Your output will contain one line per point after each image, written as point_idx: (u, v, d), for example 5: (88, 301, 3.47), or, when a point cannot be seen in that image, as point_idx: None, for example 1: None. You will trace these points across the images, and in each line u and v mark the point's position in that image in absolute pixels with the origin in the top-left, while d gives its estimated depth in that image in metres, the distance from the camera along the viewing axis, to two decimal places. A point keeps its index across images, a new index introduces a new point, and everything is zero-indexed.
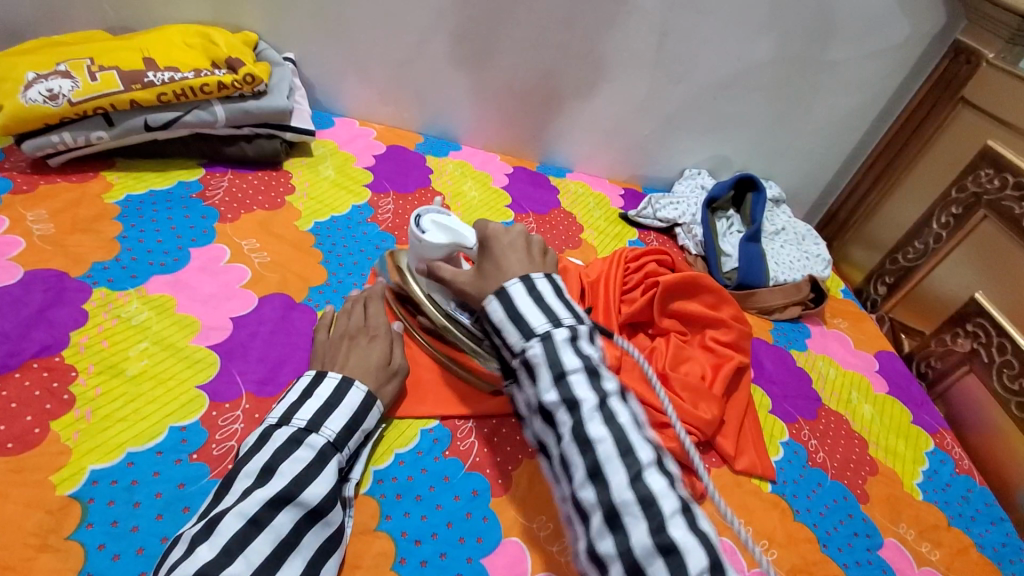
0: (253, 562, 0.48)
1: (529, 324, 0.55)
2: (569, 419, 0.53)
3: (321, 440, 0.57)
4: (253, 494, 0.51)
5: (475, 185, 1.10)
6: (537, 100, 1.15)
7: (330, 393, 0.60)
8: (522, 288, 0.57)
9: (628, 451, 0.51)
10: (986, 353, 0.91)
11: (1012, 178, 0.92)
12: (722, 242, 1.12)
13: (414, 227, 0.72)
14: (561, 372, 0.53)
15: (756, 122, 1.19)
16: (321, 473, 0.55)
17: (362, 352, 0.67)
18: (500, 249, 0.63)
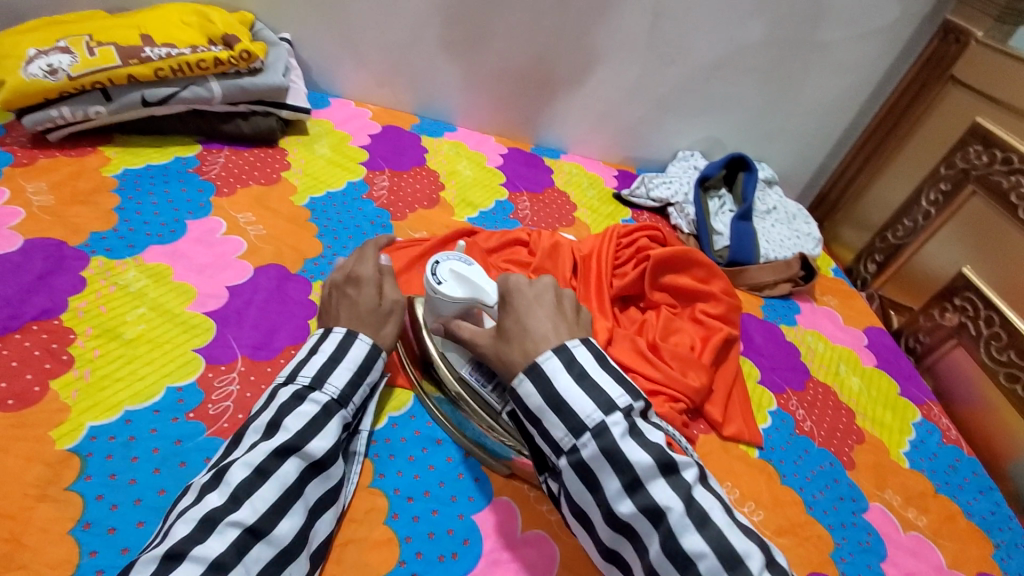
0: (258, 509, 0.49)
1: (579, 417, 0.52)
2: (655, 531, 0.49)
3: (324, 396, 0.57)
4: (258, 446, 0.52)
5: (469, 165, 1.11)
6: (531, 81, 1.16)
7: (334, 348, 0.60)
8: (559, 365, 0.54)
9: (733, 562, 0.46)
10: (974, 326, 0.92)
11: (1001, 154, 0.93)
12: (714, 221, 1.13)
13: (429, 275, 0.63)
14: (634, 478, 0.49)
15: (748, 103, 1.20)
16: (325, 427, 0.55)
17: (354, 301, 0.65)
18: (527, 305, 0.59)
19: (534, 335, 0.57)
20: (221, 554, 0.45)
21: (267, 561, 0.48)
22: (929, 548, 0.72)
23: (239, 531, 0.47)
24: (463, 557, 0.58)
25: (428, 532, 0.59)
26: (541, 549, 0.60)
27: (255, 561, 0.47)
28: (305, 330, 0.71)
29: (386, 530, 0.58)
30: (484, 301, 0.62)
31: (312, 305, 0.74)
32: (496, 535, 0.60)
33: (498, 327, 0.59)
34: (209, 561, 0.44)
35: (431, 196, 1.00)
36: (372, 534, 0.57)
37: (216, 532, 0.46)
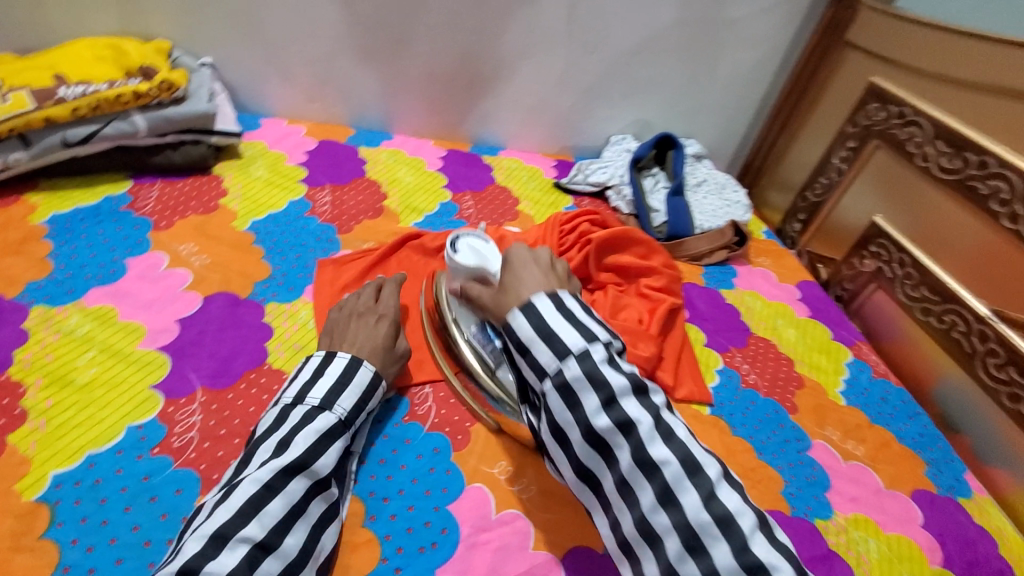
0: (266, 524, 0.51)
1: (565, 343, 0.56)
2: (627, 442, 0.53)
3: (333, 417, 0.60)
4: (268, 463, 0.54)
5: (409, 171, 1.13)
6: (460, 82, 1.18)
7: (341, 372, 0.63)
8: (550, 305, 0.59)
9: (694, 469, 0.51)
10: (889, 269, 0.99)
11: (896, 109, 1.01)
12: (650, 199, 1.18)
13: (450, 246, 0.79)
14: (611, 395, 0.54)
15: (669, 83, 1.26)
16: (331, 446, 0.58)
17: (367, 328, 0.71)
18: (523, 265, 0.67)
19: (526, 285, 0.64)
20: (234, 568, 0.47)
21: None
22: (868, 474, 0.79)
23: (249, 546, 0.49)
24: (443, 545, 0.60)
25: (407, 527, 0.61)
26: (516, 526, 0.63)
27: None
28: (263, 352, 0.72)
29: (366, 532, 0.60)
30: (489, 270, 0.76)
31: (266, 327, 0.75)
32: (473, 520, 0.63)
33: (499, 284, 0.66)
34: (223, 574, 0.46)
35: (374, 206, 1.02)
36: (353, 538, 0.59)
37: (227, 547, 0.48)
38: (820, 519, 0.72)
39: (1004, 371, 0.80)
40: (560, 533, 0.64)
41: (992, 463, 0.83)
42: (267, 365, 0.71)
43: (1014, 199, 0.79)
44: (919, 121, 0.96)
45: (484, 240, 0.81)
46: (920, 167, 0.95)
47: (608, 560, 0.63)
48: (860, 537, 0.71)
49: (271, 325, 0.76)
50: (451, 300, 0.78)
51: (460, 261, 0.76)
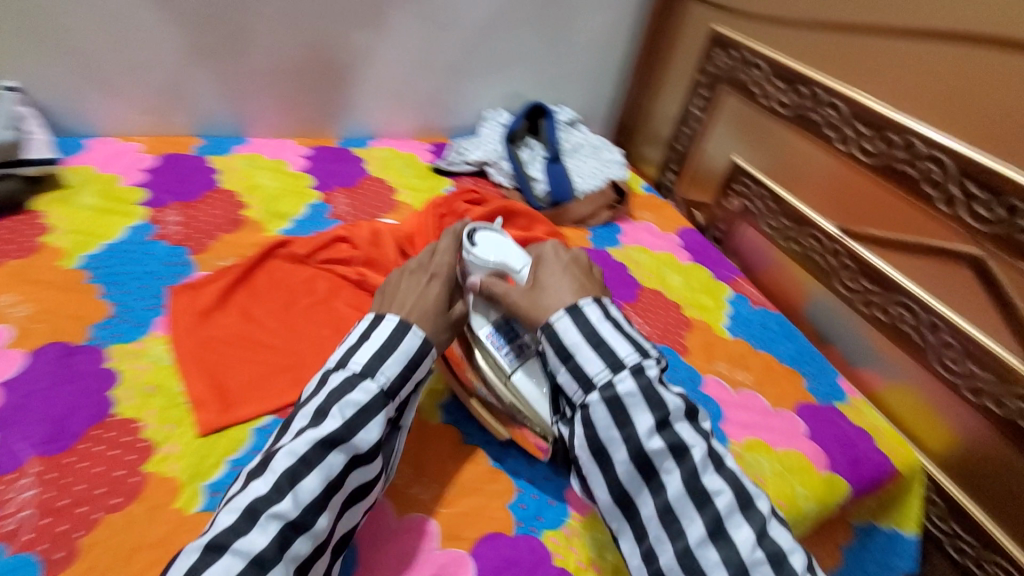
0: (300, 501, 0.51)
1: (617, 355, 0.59)
2: (679, 468, 0.56)
3: (374, 386, 0.58)
4: (305, 433, 0.54)
5: (270, 174, 1.05)
6: (314, 74, 1.12)
7: (386, 338, 0.61)
8: (598, 315, 0.62)
9: (746, 503, 0.55)
10: (752, 205, 1.05)
11: (738, 54, 1.06)
12: (529, 170, 1.17)
13: (466, 239, 0.74)
14: (666, 416, 0.57)
15: (531, 52, 1.26)
16: (371, 420, 0.56)
17: (418, 290, 0.68)
18: (561, 267, 0.69)
19: (563, 286, 0.66)
20: (265, 548, 0.47)
21: (305, 555, 0.50)
22: (755, 398, 0.84)
23: (281, 523, 0.49)
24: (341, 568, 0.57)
25: None
26: (418, 529, 0.60)
27: (295, 556, 0.49)
28: (107, 402, 0.64)
29: None
30: (512, 268, 0.72)
31: (109, 374, 0.67)
32: (371, 533, 0.59)
33: (534, 283, 0.68)
34: (251, 554, 0.47)
35: (233, 218, 0.93)
36: None
37: (259, 525, 0.49)
38: None
39: (857, 282, 0.87)
40: (466, 525, 0.61)
41: (861, 366, 0.90)
42: (114, 416, 0.63)
43: (843, 122, 0.86)
44: (757, 62, 1.01)
45: (498, 230, 0.75)
46: (764, 105, 1.01)
47: (518, 541, 0.61)
48: (755, 460, 0.75)
49: (115, 370, 0.67)
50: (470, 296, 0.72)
51: (479, 256, 0.72)
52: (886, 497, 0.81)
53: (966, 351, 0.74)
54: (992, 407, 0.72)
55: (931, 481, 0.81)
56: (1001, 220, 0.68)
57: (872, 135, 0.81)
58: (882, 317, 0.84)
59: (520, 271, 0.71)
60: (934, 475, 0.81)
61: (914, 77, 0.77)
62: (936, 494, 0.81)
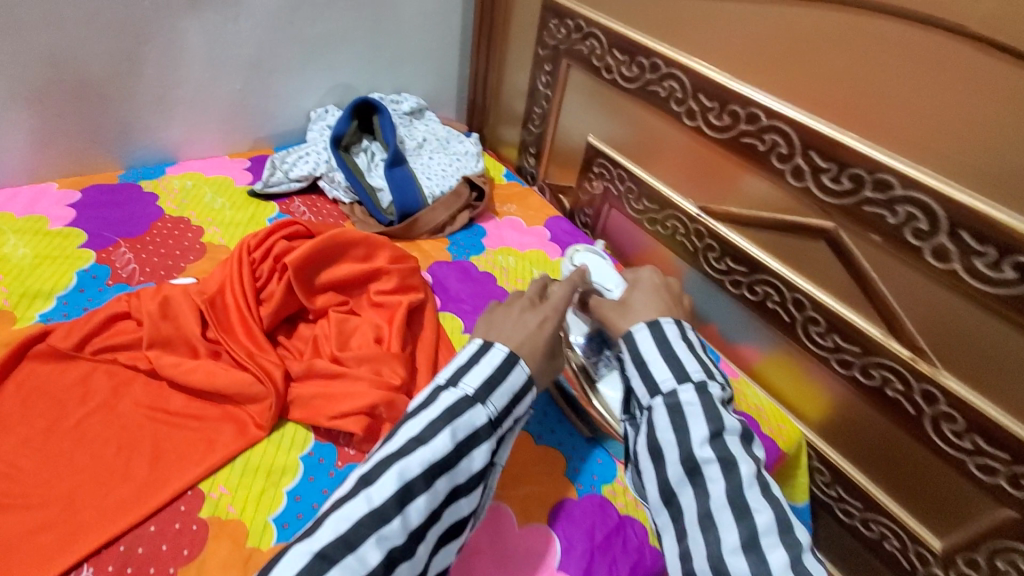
0: (407, 526, 0.46)
1: (685, 367, 0.52)
2: (726, 479, 0.48)
3: (485, 413, 0.53)
4: (417, 452, 0.48)
5: (22, 240, 0.81)
6: (67, 93, 0.89)
7: (501, 360, 0.55)
8: (676, 332, 0.55)
9: (787, 528, 0.46)
10: (614, 187, 0.98)
11: (572, 23, 0.96)
12: (370, 178, 1.02)
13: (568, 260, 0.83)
14: (721, 428, 0.50)
15: (350, 36, 1.08)
16: (478, 448, 0.52)
17: (531, 330, 0.59)
18: (654, 287, 0.62)
19: (655, 305, 0.60)
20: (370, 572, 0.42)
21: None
22: None
23: (384, 548, 0.44)
24: None
25: None
26: None
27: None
28: None
29: None
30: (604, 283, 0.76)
31: None
32: None
33: (624, 300, 0.62)
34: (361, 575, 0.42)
35: None
36: None
37: (365, 544, 0.43)
38: (606, 485, 0.68)
39: (723, 263, 0.83)
40: None
41: (737, 342, 0.87)
42: None
43: (687, 96, 0.79)
44: (593, 32, 0.91)
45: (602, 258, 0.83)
46: (608, 80, 0.91)
47: None
48: None
49: None
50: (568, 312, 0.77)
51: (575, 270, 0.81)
52: (774, 474, 0.81)
53: (831, 325, 0.72)
54: (860, 377, 0.71)
55: (813, 450, 0.81)
56: (848, 192, 0.65)
57: (717, 108, 0.75)
58: (751, 296, 0.81)
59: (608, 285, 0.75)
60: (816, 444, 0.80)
61: (747, 42, 0.71)
62: (821, 463, 0.81)
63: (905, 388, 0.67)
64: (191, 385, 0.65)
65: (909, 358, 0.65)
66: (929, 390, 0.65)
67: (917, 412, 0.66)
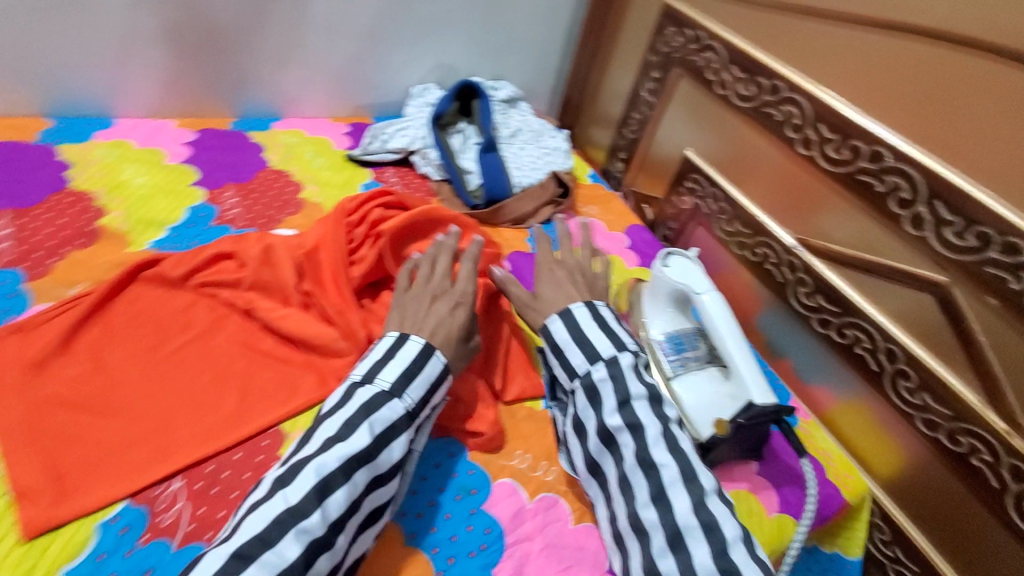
0: (327, 517, 0.48)
1: (596, 348, 0.64)
2: (634, 441, 0.59)
3: (401, 406, 0.57)
4: (335, 448, 0.51)
5: (139, 169, 0.86)
6: (196, 38, 0.94)
7: (415, 355, 0.59)
8: (585, 313, 0.68)
9: (689, 477, 0.56)
10: (705, 205, 0.96)
11: (691, 33, 0.94)
12: (460, 160, 1.03)
13: (659, 259, 0.79)
14: (625, 397, 0.61)
15: (462, 18, 1.10)
16: (396, 439, 0.55)
17: (444, 313, 0.64)
18: (549, 271, 0.74)
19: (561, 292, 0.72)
20: (293, 562, 0.45)
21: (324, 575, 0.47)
22: None
23: (308, 539, 0.47)
24: None
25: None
26: None
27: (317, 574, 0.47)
28: None
29: None
30: (694, 290, 0.74)
31: None
32: None
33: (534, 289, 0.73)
34: (281, 568, 0.45)
35: (86, 228, 0.75)
36: None
37: (287, 536, 0.46)
38: None
39: (813, 299, 0.80)
40: None
41: (812, 383, 0.84)
42: None
43: (806, 123, 0.76)
44: (713, 45, 0.90)
45: (692, 259, 0.78)
46: (720, 95, 0.90)
47: None
48: None
49: None
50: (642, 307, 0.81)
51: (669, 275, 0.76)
52: (829, 525, 0.77)
53: (924, 383, 0.69)
54: (945, 441, 0.68)
55: (877, 507, 0.77)
56: (972, 250, 0.61)
57: (838, 141, 0.73)
58: (837, 339, 0.78)
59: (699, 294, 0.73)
60: (879, 500, 0.77)
61: (883, 77, 0.69)
62: (882, 520, 0.77)
63: (993, 461, 0.63)
64: (283, 330, 0.68)
65: (1004, 431, 0.62)
66: (1018, 467, 0.61)
67: (1001, 488, 0.63)
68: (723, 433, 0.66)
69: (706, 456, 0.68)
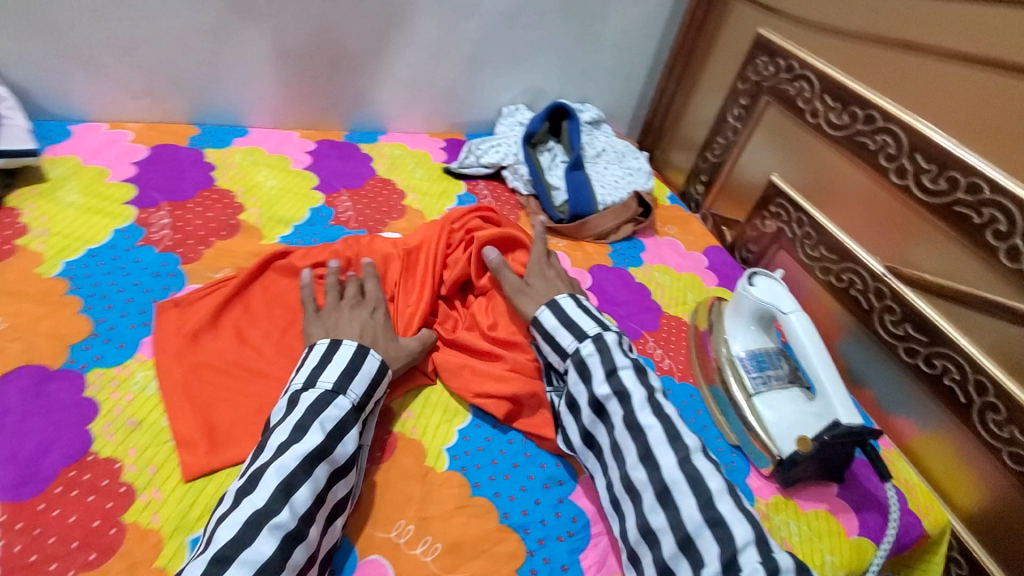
0: (296, 511, 0.51)
1: (584, 329, 0.71)
2: (622, 408, 0.64)
3: (348, 402, 0.61)
4: (292, 449, 0.55)
5: (270, 172, 0.97)
6: (321, 61, 1.05)
7: (350, 356, 0.64)
8: (571, 303, 0.75)
9: (674, 437, 0.61)
10: (790, 229, 0.98)
11: (784, 63, 0.97)
12: (549, 176, 1.10)
13: (744, 279, 0.81)
14: (613, 367, 0.67)
15: (557, 45, 1.17)
16: (347, 434, 0.59)
17: (363, 321, 0.70)
18: (539, 269, 0.82)
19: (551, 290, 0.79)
20: (270, 556, 0.48)
21: (301, 565, 0.50)
22: None
23: (284, 533, 0.50)
24: None
25: None
26: None
27: (294, 566, 0.49)
28: (84, 440, 0.58)
29: None
30: (780, 310, 0.75)
31: (88, 404, 0.61)
32: None
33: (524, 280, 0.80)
34: (258, 563, 0.47)
35: (228, 222, 0.86)
36: None
37: (262, 534, 0.49)
38: None
39: (901, 328, 0.80)
40: None
41: (894, 413, 0.83)
42: (91, 456, 0.57)
43: (901, 153, 0.77)
44: (806, 75, 0.92)
45: (778, 280, 0.80)
46: (811, 123, 0.92)
47: None
48: (781, 522, 0.68)
49: (96, 400, 0.61)
50: (724, 325, 0.84)
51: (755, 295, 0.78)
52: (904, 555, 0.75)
53: (1013, 416, 0.67)
54: None
55: (955, 540, 0.75)
56: None
57: (935, 171, 0.73)
58: (925, 369, 0.77)
59: (785, 314, 0.74)
60: (958, 532, 0.74)
61: (983, 109, 0.69)
62: (960, 553, 0.75)
63: None
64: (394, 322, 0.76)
65: None
66: None
67: None
68: (807, 450, 0.68)
69: (786, 472, 0.69)
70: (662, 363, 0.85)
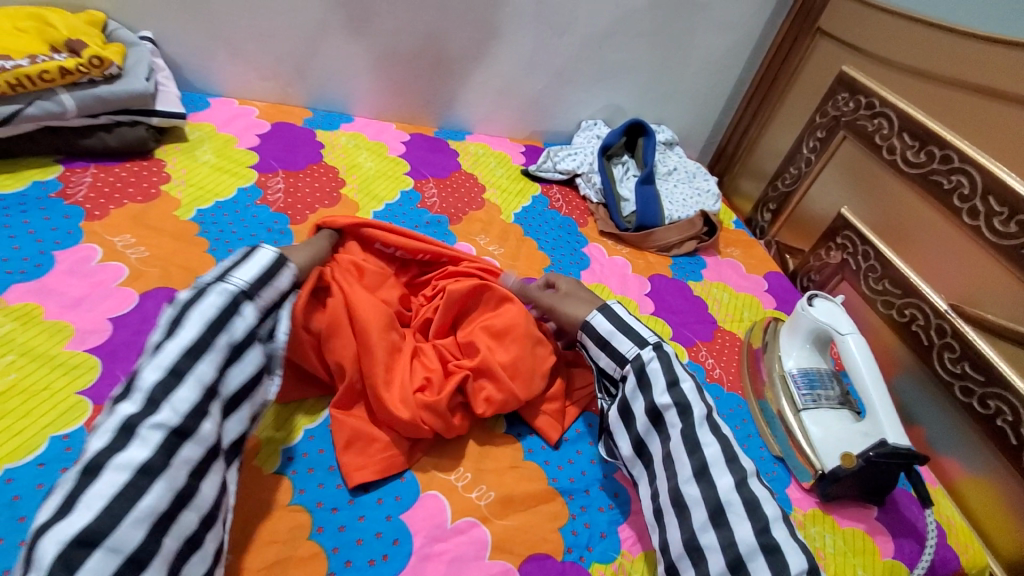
0: (179, 411, 0.50)
1: (643, 336, 0.70)
2: (681, 422, 0.63)
3: (230, 293, 0.58)
4: (165, 349, 0.53)
5: (369, 156, 1.08)
6: (425, 63, 1.16)
7: (235, 257, 0.62)
8: (622, 310, 0.75)
9: (732, 458, 0.60)
10: (855, 261, 0.99)
11: (864, 100, 1.00)
12: (620, 188, 1.15)
13: (804, 300, 0.83)
14: (674, 378, 0.66)
15: (642, 68, 1.24)
16: (233, 325, 0.57)
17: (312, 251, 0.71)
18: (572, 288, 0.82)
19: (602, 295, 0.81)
20: (149, 457, 0.47)
21: (196, 460, 0.50)
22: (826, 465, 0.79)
23: (165, 433, 0.49)
24: (394, 557, 0.57)
25: (356, 539, 0.58)
26: (473, 535, 0.60)
27: (185, 461, 0.49)
28: None
29: (312, 545, 0.56)
30: (838, 330, 0.77)
31: None
32: (427, 530, 0.59)
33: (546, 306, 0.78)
34: (136, 466, 0.46)
35: (331, 194, 0.97)
36: (297, 552, 0.55)
37: (137, 437, 0.48)
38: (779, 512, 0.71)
39: (958, 366, 0.79)
40: (519, 537, 0.61)
41: (943, 453, 0.82)
42: None
43: (975, 194, 0.79)
44: (886, 112, 0.95)
45: (836, 303, 0.82)
46: (887, 160, 0.94)
47: (566, 568, 0.60)
48: (817, 533, 0.70)
49: None
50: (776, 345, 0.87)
51: (813, 313, 0.81)
52: None
53: None
54: None
55: None
56: None
57: (1006, 215, 0.74)
58: (978, 409, 0.77)
59: (845, 334, 0.77)
60: None
61: None
62: None
63: None
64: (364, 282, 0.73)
65: None
66: None
67: None
68: (850, 466, 0.69)
69: (825, 487, 0.71)
70: (712, 370, 0.88)
